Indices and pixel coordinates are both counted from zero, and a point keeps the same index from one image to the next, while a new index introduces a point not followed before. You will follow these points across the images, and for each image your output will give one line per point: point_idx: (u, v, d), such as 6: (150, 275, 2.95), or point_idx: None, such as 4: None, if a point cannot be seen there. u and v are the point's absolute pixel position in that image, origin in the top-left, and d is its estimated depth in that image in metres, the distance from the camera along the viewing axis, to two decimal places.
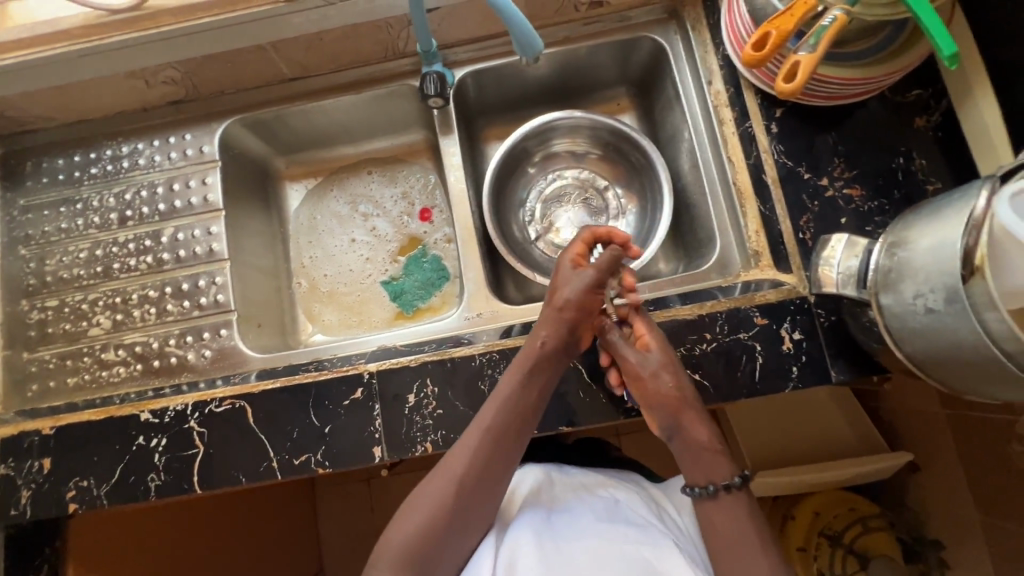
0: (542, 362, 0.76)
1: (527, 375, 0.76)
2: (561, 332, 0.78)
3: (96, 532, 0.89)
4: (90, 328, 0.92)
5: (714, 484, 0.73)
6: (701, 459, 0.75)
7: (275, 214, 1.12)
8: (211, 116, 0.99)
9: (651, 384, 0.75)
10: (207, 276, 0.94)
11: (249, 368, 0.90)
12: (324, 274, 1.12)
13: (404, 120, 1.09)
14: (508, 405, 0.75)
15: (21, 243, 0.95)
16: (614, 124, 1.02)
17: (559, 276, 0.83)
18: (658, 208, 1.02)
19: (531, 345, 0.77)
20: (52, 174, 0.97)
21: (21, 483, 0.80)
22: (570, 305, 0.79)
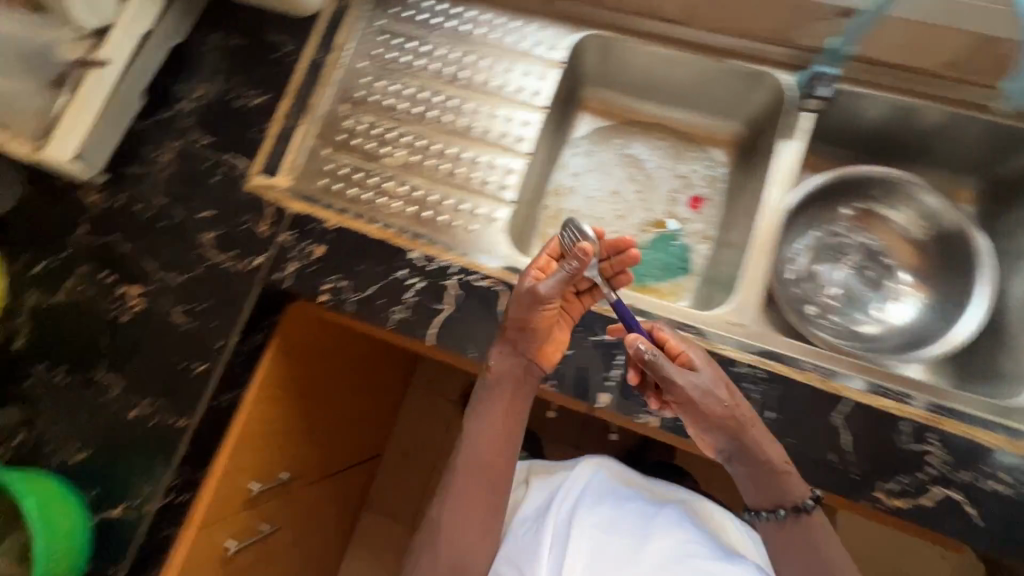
0: (500, 402, 0.81)
1: (491, 414, 0.81)
2: (517, 354, 0.78)
3: (296, 332, 0.93)
4: (386, 155, 0.97)
5: (787, 508, 0.70)
6: (769, 482, 0.70)
7: (558, 135, 1.13)
8: (573, 21, 1.02)
9: (688, 395, 0.70)
10: (503, 161, 0.97)
11: (494, 256, 0.89)
12: (571, 210, 1.10)
13: (731, 105, 1.05)
14: (483, 438, 0.80)
15: (364, 56, 1.01)
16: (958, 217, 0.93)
17: (517, 288, 0.77)
18: (960, 320, 0.90)
19: (485, 384, 0.81)
20: (416, 11, 1.03)
21: (291, 256, 0.87)
22: (528, 331, 0.76)
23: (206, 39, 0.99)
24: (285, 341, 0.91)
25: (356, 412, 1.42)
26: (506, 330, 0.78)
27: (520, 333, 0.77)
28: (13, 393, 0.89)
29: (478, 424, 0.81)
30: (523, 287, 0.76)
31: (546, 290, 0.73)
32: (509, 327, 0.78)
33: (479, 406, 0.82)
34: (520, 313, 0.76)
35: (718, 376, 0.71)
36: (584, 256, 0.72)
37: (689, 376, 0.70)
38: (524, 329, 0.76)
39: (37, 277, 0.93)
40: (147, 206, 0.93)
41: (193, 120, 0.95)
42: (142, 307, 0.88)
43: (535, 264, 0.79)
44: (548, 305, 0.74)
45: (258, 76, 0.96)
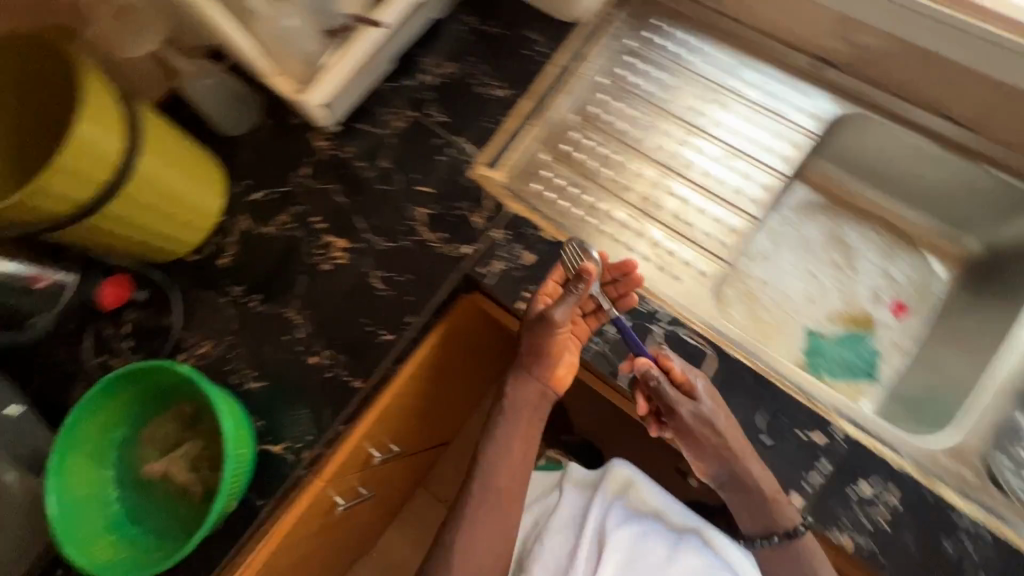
0: (518, 425, 0.83)
1: (511, 438, 0.83)
2: (533, 372, 0.82)
3: (460, 318, 0.93)
4: (606, 177, 0.94)
5: (781, 535, 0.72)
6: (762, 511, 0.73)
7: None
8: (838, 91, 0.94)
9: (688, 425, 0.74)
10: (725, 216, 0.91)
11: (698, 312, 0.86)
12: (760, 278, 1.04)
13: (971, 219, 0.98)
14: (502, 462, 0.82)
15: (607, 73, 0.98)
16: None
17: (528, 311, 0.80)
18: None
19: (507, 410, 0.83)
20: (672, 40, 0.99)
21: (500, 254, 0.86)
22: (545, 357, 0.79)
23: (463, 19, 1.00)
24: (451, 322, 0.91)
25: (458, 398, 1.42)
26: (523, 355, 0.82)
27: (538, 358, 0.80)
28: (207, 305, 0.93)
29: (498, 448, 0.82)
30: (532, 310, 0.79)
31: (553, 314, 0.75)
32: (524, 352, 0.82)
33: (499, 430, 0.82)
34: (534, 341, 0.79)
35: (720, 406, 0.74)
36: (589, 277, 0.74)
37: (679, 400, 0.73)
38: (541, 349, 0.79)
39: (252, 203, 0.96)
40: (369, 166, 0.95)
41: (433, 95, 0.96)
42: (343, 262, 0.91)
43: (546, 283, 0.80)
44: (558, 329, 0.76)
45: (507, 68, 0.95)
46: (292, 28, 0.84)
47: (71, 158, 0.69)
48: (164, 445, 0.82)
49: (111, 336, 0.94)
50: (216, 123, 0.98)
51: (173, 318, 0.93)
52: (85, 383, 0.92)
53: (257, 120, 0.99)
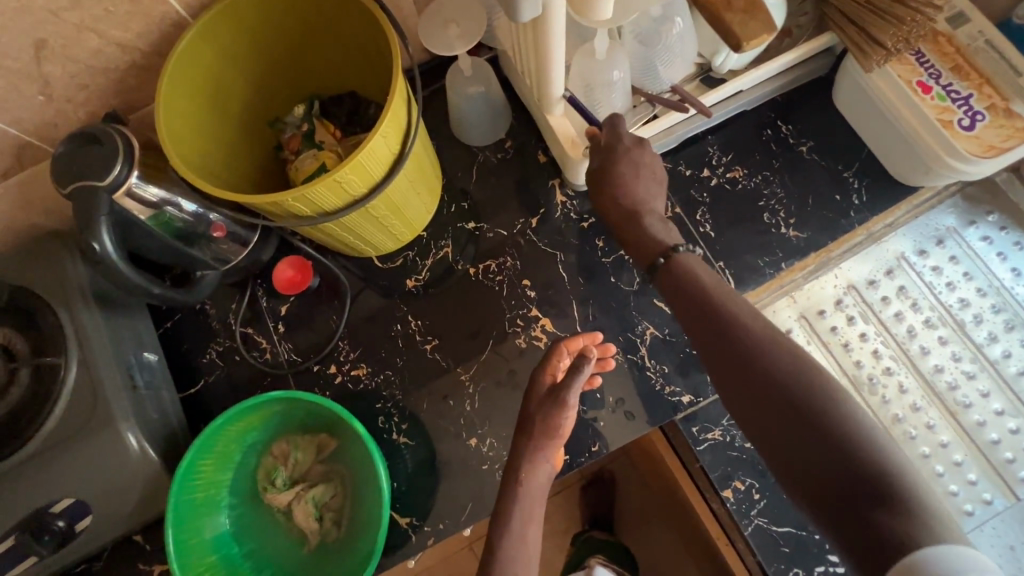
0: (522, 501, 0.62)
1: (526, 526, 0.61)
2: (546, 459, 0.64)
3: None
4: (863, 375, 0.79)
5: (664, 259, 0.64)
6: (645, 242, 0.66)
7: None
8: None
9: (626, 182, 0.68)
10: (984, 485, 0.75)
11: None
12: (962, 494, 0.75)
13: None
14: (523, 540, 0.60)
15: (908, 253, 0.82)
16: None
17: (534, 389, 0.67)
18: None
19: (522, 492, 0.62)
20: (1003, 249, 0.81)
21: (722, 424, 0.75)
22: (556, 437, 0.64)
23: (774, 124, 0.83)
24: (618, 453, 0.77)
25: None
26: (529, 433, 0.65)
27: (550, 439, 0.64)
28: (376, 325, 0.82)
29: (513, 533, 0.60)
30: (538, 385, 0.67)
31: (569, 398, 0.61)
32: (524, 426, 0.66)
33: (514, 515, 0.61)
34: (543, 424, 0.64)
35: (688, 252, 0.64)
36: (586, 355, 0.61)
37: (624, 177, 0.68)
38: (552, 427, 0.63)
39: (461, 233, 0.85)
40: (605, 249, 0.82)
41: (707, 200, 0.82)
42: (541, 347, 0.79)
43: (555, 355, 0.68)
44: (563, 407, 0.62)
45: (805, 209, 0.80)
46: (614, 82, 0.70)
47: (349, 175, 0.58)
48: (293, 470, 0.73)
49: (266, 310, 0.84)
50: (458, 127, 0.85)
51: (336, 322, 0.83)
52: (224, 349, 0.84)
53: (498, 139, 0.86)
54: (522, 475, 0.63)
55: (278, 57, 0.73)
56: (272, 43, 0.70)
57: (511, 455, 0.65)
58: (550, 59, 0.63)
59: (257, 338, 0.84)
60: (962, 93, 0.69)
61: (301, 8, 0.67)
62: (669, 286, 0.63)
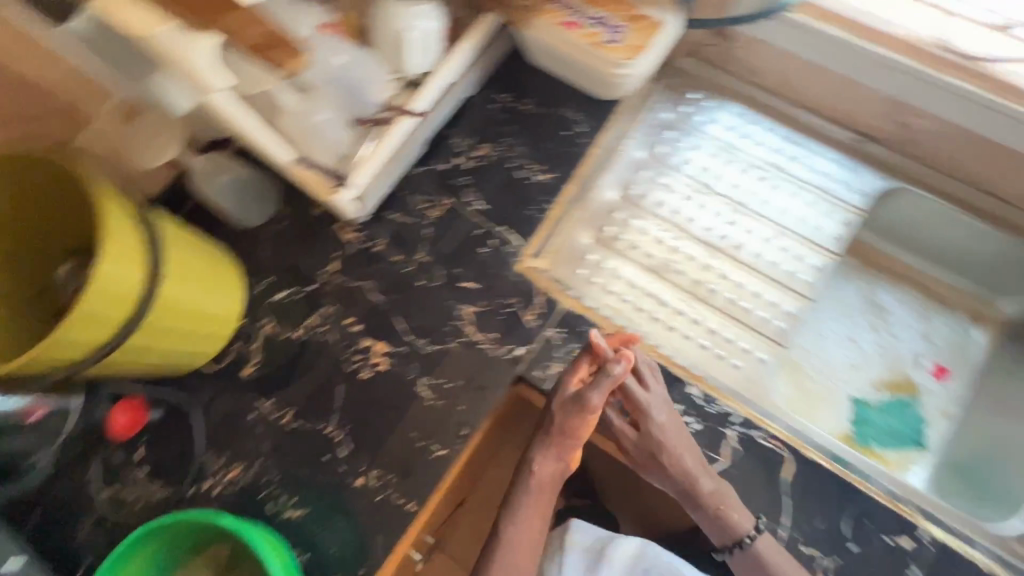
0: (537, 490, 0.76)
1: (531, 514, 0.76)
2: (560, 461, 0.77)
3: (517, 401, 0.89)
4: (656, 261, 0.91)
5: (740, 542, 0.72)
6: (718, 518, 0.73)
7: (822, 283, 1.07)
8: (881, 164, 0.92)
9: (663, 440, 0.74)
10: (781, 300, 0.89)
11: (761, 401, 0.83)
12: (771, 316, 0.88)
13: (1003, 283, 1.00)
14: (521, 530, 0.75)
15: (647, 150, 0.95)
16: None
17: (558, 390, 0.77)
18: None
19: (529, 487, 0.77)
20: (713, 114, 0.97)
21: (557, 356, 0.82)
22: (571, 436, 0.76)
23: (495, 97, 0.94)
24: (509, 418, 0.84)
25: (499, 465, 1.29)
26: (547, 433, 0.77)
27: (566, 439, 0.77)
28: (232, 424, 0.84)
29: (516, 522, 0.75)
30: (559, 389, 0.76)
31: (591, 399, 0.73)
32: (549, 428, 0.77)
33: (520, 507, 0.76)
34: (564, 425, 0.76)
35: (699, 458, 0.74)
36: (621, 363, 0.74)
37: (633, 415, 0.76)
38: (570, 434, 0.76)
39: (276, 305, 0.89)
40: (404, 260, 0.88)
41: (469, 181, 0.91)
42: (384, 368, 0.84)
43: (576, 361, 0.78)
44: (586, 410, 0.74)
45: (546, 152, 0.91)
46: (325, 122, 0.79)
47: (106, 308, 0.63)
48: None
49: (122, 461, 0.84)
50: (232, 213, 0.90)
51: (193, 439, 0.84)
52: (94, 519, 0.82)
53: (274, 211, 0.92)
54: (534, 467, 0.77)
55: (17, 228, 0.75)
56: (7, 219, 0.73)
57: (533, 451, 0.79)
58: (242, 128, 0.71)
59: (123, 493, 0.83)
60: (598, 17, 0.82)
61: (17, 177, 0.70)
62: (746, 568, 0.72)
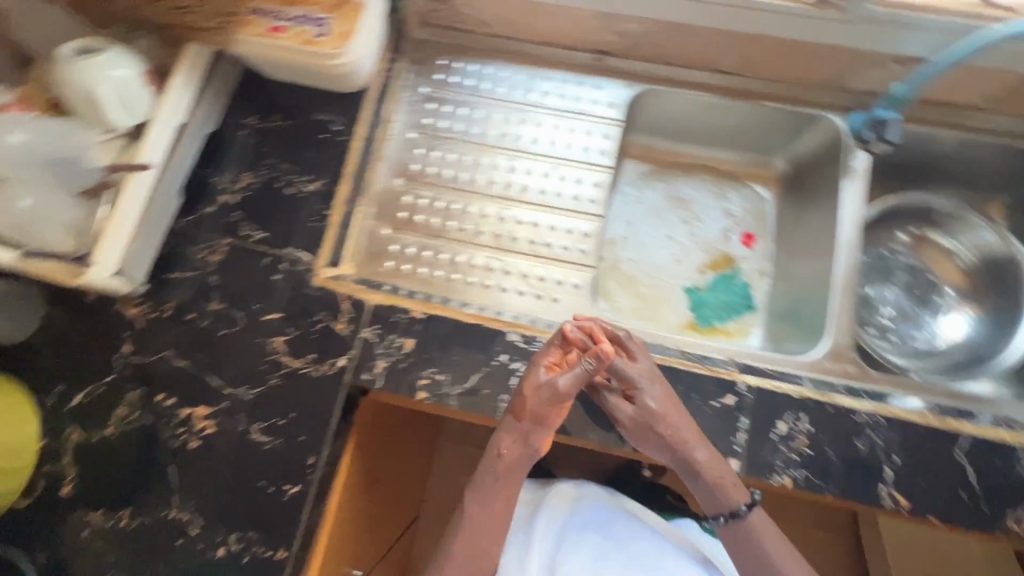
0: (500, 471, 0.79)
1: (497, 498, 0.80)
2: (525, 442, 0.76)
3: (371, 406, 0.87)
4: (455, 229, 0.93)
5: (732, 511, 0.75)
6: (709, 487, 0.75)
7: (629, 195, 1.14)
8: (623, 74, 0.98)
9: (654, 426, 0.74)
10: (576, 225, 0.93)
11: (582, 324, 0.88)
12: (573, 242, 0.92)
13: (772, 145, 1.07)
14: (484, 509, 0.80)
15: (415, 127, 0.96)
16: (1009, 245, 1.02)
17: (530, 378, 0.75)
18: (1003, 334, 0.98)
19: (494, 469, 0.79)
20: (465, 75, 0.99)
21: (379, 352, 0.81)
22: (542, 423, 0.75)
23: (243, 123, 0.91)
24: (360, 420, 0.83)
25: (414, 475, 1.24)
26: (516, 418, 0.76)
27: (535, 426, 0.75)
28: (65, 550, 0.77)
29: (479, 504, 0.80)
30: (530, 383, 0.74)
31: (563, 385, 0.73)
32: (518, 417, 0.75)
33: (485, 488, 0.80)
34: (538, 412, 0.74)
35: (683, 424, 0.74)
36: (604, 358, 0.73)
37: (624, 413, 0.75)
38: (543, 423, 0.75)
39: (74, 411, 0.81)
40: (200, 315, 0.84)
41: (242, 214, 0.88)
42: (211, 431, 0.79)
43: (556, 351, 0.77)
44: (561, 398, 0.74)
45: (310, 160, 0.89)
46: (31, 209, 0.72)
47: None
48: None
49: None
50: None
51: None
52: None
53: (43, 314, 0.84)
54: (501, 451, 0.78)
55: None
56: None
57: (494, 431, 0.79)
58: None
59: None
60: (299, 15, 0.80)
61: None
62: (737, 532, 0.77)
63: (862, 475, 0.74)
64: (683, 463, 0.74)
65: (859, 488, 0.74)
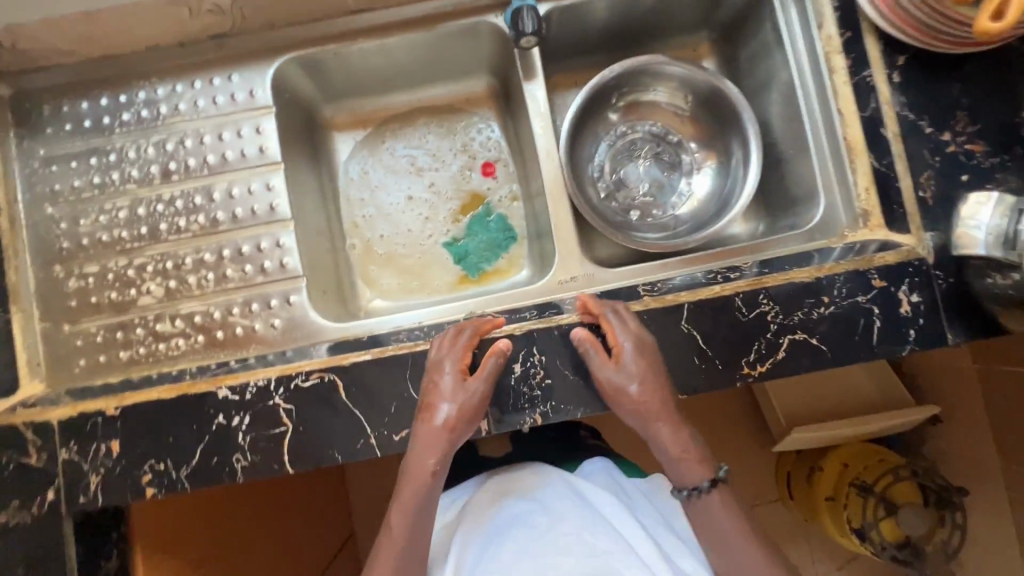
0: (427, 490, 0.70)
1: (422, 522, 0.70)
2: (452, 453, 0.71)
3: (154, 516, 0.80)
4: (139, 296, 0.82)
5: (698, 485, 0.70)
6: (674, 455, 0.71)
7: (356, 169, 1.04)
8: (257, 53, 0.86)
9: (622, 393, 0.70)
10: (269, 238, 0.83)
11: (311, 341, 0.81)
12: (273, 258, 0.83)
13: (469, 65, 0.99)
14: (405, 537, 0.69)
15: (47, 200, 0.82)
16: (722, 83, 0.96)
17: (444, 384, 0.70)
18: (740, 168, 0.98)
19: (415, 488, 0.69)
20: (80, 118, 0.84)
21: (87, 468, 0.72)
22: (470, 427, 0.71)
23: None
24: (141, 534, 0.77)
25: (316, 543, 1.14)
26: (438, 430, 0.69)
27: (460, 432, 0.70)
28: None
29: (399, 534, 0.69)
30: (450, 380, 0.70)
31: (484, 384, 0.71)
32: (446, 426, 0.69)
33: (408, 512, 0.69)
34: (464, 417, 0.70)
35: (655, 392, 0.70)
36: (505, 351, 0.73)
37: (607, 380, 0.71)
38: (471, 428, 0.71)
39: None
40: None
41: None
42: None
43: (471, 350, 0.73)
44: (479, 398, 0.71)
45: None
46: None
47: None
48: None
49: None
50: None
51: None
52: None
53: None
54: (428, 469, 0.69)
55: None
56: None
57: (411, 446, 0.71)
58: None
59: None
60: None
61: None
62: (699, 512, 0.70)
63: None
64: (651, 437, 0.72)
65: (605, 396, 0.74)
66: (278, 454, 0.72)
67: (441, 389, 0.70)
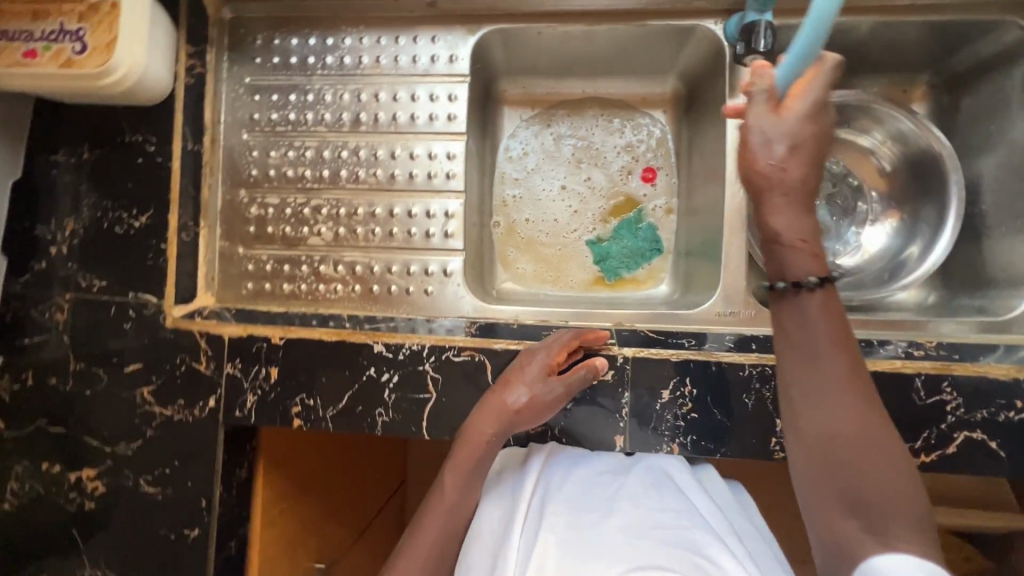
0: (478, 458, 0.70)
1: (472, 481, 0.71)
2: (510, 432, 0.71)
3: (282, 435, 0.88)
4: (310, 235, 0.85)
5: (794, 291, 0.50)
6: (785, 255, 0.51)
7: (515, 147, 1.03)
8: (465, 19, 0.85)
9: (760, 154, 0.51)
10: (439, 206, 0.84)
11: (459, 316, 0.82)
12: (438, 225, 0.84)
13: (662, 64, 0.95)
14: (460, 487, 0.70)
15: (245, 126, 0.86)
16: (931, 131, 0.87)
17: (530, 369, 0.72)
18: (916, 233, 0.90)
19: (470, 448, 0.70)
20: (287, 53, 0.86)
21: (246, 386, 0.78)
22: (536, 416, 0.72)
23: (51, 161, 0.81)
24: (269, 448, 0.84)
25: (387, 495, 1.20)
26: (508, 408, 0.70)
27: (526, 418, 0.71)
28: None
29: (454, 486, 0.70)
30: (537, 367, 0.71)
31: (565, 386, 0.72)
32: (515, 408, 0.70)
33: (460, 468, 0.70)
34: (535, 406, 0.71)
35: (803, 120, 0.51)
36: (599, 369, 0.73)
37: (757, 129, 0.52)
38: (537, 419, 0.72)
39: None
40: (61, 379, 0.80)
41: (75, 264, 0.81)
42: (104, 489, 0.79)
43: (566, 347, 0.74)
44: (555, 395, 0.72)
45: (132, 192, 0.80)
46: None
47: None
48: None
49: None
50: None
51: None
52: None
53: None
54: (487, 436, 0.70)
55: None
56: None
57: (474, 414, 0.72)
58: None
59: None
60: (50, 31, 0.69)
61: None
62: (797, 333, 0.51)
63: (749, 431, 0.72)
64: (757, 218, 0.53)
65: (749, 444, 0.72)
66: (417, 418, 0.75)
67: (525, 373, 0.71)
